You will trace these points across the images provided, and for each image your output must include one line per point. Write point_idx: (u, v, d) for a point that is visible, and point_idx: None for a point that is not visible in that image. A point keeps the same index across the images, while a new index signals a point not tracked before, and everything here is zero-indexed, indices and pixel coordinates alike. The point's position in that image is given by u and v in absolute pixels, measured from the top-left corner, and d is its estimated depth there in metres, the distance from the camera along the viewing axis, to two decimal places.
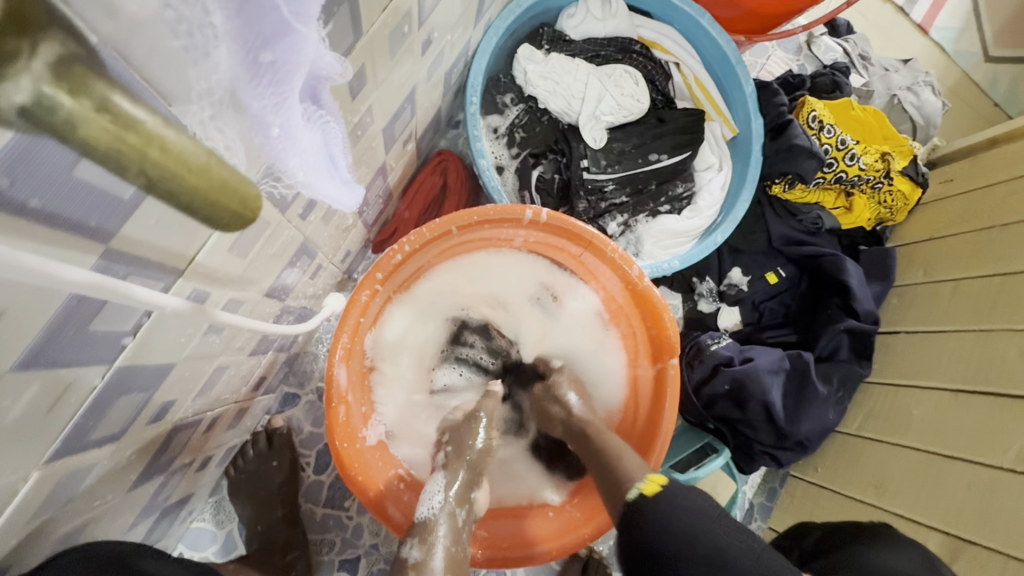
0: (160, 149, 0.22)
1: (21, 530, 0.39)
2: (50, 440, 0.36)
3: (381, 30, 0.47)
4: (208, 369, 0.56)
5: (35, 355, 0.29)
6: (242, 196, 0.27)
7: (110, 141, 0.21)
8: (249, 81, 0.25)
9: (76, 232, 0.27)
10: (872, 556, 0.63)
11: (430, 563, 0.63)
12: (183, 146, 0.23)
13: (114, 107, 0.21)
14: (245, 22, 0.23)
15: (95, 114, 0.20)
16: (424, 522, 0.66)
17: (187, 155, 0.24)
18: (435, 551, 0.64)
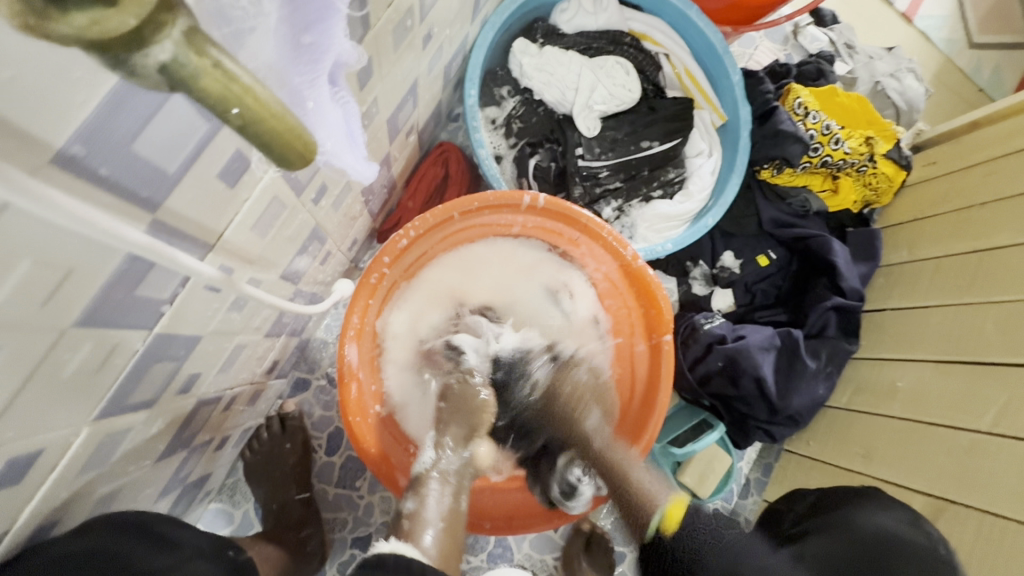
0: (254, 99, 0.24)
1: (70, 483, 0.43)
2: (98, 396, 0.39)
3: (387, 24, 0.51)
4: (229, 346, 0.60)
5: (93, 312, 0.33)
6: (308, 144, 0.28)
7: (220, 89, 0.23)
8: (293, 63, 0.29)
9: (132, 200, 0.30)
10: (861, 514, 0.65)
11: (424, 513, 0.68)
12: (268, 99, 0.25)
13: (224, 66, 0.23)
14: (293, 10, 0.28)
15: (210, 67, 0.22)
16: (417, 476, 0.72)
17: (270, 102, 0.25)
18: (427, 503, 0.69)
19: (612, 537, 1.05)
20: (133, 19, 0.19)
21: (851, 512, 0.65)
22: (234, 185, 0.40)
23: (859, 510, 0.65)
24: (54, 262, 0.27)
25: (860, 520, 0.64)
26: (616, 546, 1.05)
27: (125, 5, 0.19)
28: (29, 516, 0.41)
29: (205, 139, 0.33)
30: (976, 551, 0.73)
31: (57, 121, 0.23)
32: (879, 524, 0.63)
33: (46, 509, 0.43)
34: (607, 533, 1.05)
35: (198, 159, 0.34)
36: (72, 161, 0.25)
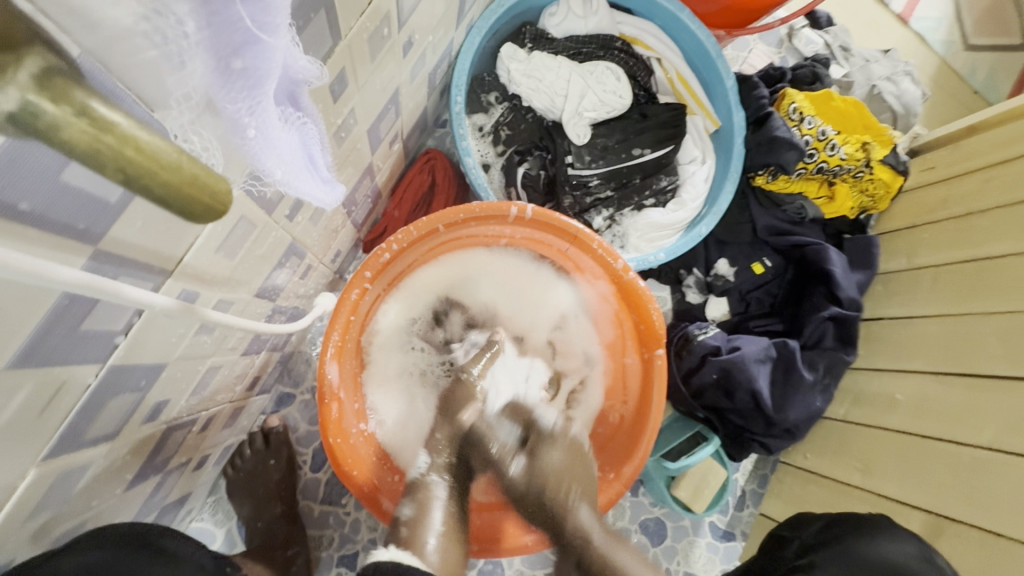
0: (136, 150, 0.23)
1: (20, 524, 0.40)
2: (47, 435, 0.37)
3: (360, 33, 0.48)
4: (201, 368, 0.58)
5: (32, 351, 0.30)
6: (217, 195, 0.27)
7: (89, 145, 0.22)
8: (223, 87, 0.26)
9: (67, 233, 0.28)
10: (866, 545, 0.66)
11: (426, 519, 0.69)
12: (157, 145, 0.24)
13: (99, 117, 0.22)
14: (215, 34, 0.24)
15: (74, 117, 0.21)
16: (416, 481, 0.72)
17: (158, 154, 0.24)
18: (430, 507, 0.70)
19: None
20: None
21: (857, 541, 0.67)
22: None
23: (871, 537, 0.66)
24: None
25: (869, 552, 0.65)
26: None
27: None
28: None
29: None
30: None
31: None
32: (886, 554, 0.65)
33: None
34: None
35: None
36: None
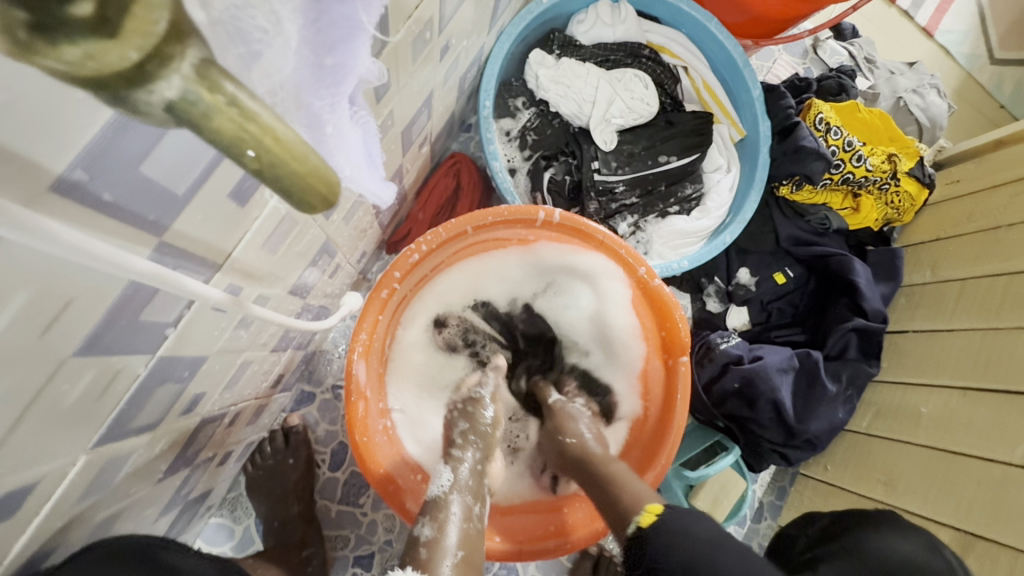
0: (272, 139, 0.22)
1: (64, 513, 0.41)
2: (97, 425, 0.37)
3: (407, 36, 0.49)
4: (235, 363, 0.58)
5: (94, 340, 0.31)
6: (328, 183, 0.26)
7: (233, 131, 0.21)
8: (315, 85, 0.28)
9: (140, 224, 0.29)
10: (876, 540, 0.61)
11: (443, 541, 0.62)
12: (287, 133, 0.23)
13: (240, 104, 0.21)
14: (317, 31, 0.26)
15: (224, 106, 0.21)
16: (435, 499, 0.66)
17: (291, 143, 0.23)
18: (447, 529, 0.63)
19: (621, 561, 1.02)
20: (134, 51, 0.18)
21: (866, 536, 0.62)
22: (243, 205, 0.38)
23: (875, 534, 0.62)
24: (53, 293, 0.25)
25: (874, 547, 0.60)
26: None
27: (126, 37, 0.18)
28: (22, 548, 0.39)
29: (216, 160, 0.31)
30: None
31: (57, 147, 0.21)
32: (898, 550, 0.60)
33: (42, 540, 0.41)
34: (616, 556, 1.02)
35: (208, 180, 0.32)
36: (74, 188, 0.23)
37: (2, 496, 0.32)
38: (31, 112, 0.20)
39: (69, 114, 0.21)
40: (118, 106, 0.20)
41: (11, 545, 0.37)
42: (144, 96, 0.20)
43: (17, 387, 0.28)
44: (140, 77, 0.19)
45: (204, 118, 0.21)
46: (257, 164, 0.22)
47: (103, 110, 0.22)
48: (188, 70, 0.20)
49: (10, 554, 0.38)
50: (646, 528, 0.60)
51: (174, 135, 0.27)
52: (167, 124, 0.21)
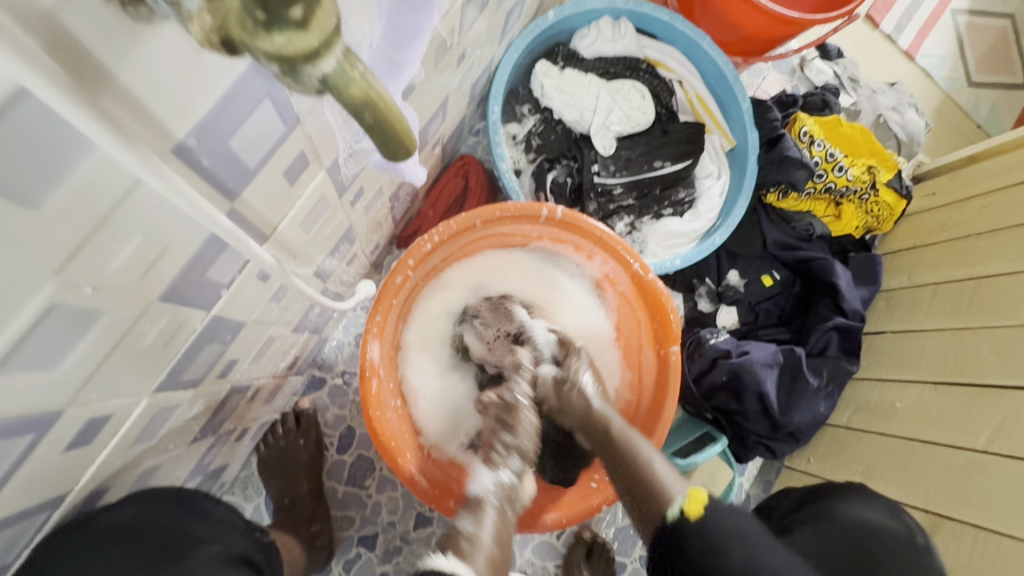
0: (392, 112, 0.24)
1: (122, 453, 0.46)
2: (158, 371, 0.43)
3: (433, 44, 0.55)
4: (264, 336, 0.64)
5: (173, 288, 0.37)
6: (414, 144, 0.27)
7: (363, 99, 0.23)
8: (384, 73, 0.34)
9: (219, 189, 0.34)
10: (843, 507, 0.70)
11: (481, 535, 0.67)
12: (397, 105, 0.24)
13: (369, 79, 0.23)
14: (394, 30, 0.33)
15: (357, 77, 0.23)
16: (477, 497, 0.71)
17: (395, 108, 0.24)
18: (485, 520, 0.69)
19: (613, 547, 1.07)
20: (316, 39, 0.21)
21: (834, 503, 0.71)
22: (293, 182, 0.44)
23: (843, 501, 0.70)
24: (156, 239, 0.31)
25: (844, 512, 0.69)
26: (617, 556, 1.07)
27: (313, 27, 0.20)
28: (87, 480, 0.44)
29: (281, 139, 0.37)
30: (974, 565, 0.76)
31: (181, 116, 0.27)
32: (863, 516, 0.69)
33: (101, 476, 0.46)
34: (609, 542, 1.07)
35: (272, 156, 0.38)
36: (185, 152, 0.29)
37: (85, 423, 0.37)
38: (173, 85, 0.25)
39: (194, 91, 0.27)
40: (282, 74, 0.22)
41: (81, 474, 0.42)
42: (308, 69, 0.21)
43: (116, 319, 0.33)
44: (305, 55, 0.21)
45: (343, 88, 0.22)
46: (373, 127, 0.24)
47: (215, 87, 0.28)
48: (341, 50, 0.22)
49: (79, 482, 0.43)
50: (691, 517, 0.66)
51: (256, 115, 0.33)
52: (313, 91, 0.23)
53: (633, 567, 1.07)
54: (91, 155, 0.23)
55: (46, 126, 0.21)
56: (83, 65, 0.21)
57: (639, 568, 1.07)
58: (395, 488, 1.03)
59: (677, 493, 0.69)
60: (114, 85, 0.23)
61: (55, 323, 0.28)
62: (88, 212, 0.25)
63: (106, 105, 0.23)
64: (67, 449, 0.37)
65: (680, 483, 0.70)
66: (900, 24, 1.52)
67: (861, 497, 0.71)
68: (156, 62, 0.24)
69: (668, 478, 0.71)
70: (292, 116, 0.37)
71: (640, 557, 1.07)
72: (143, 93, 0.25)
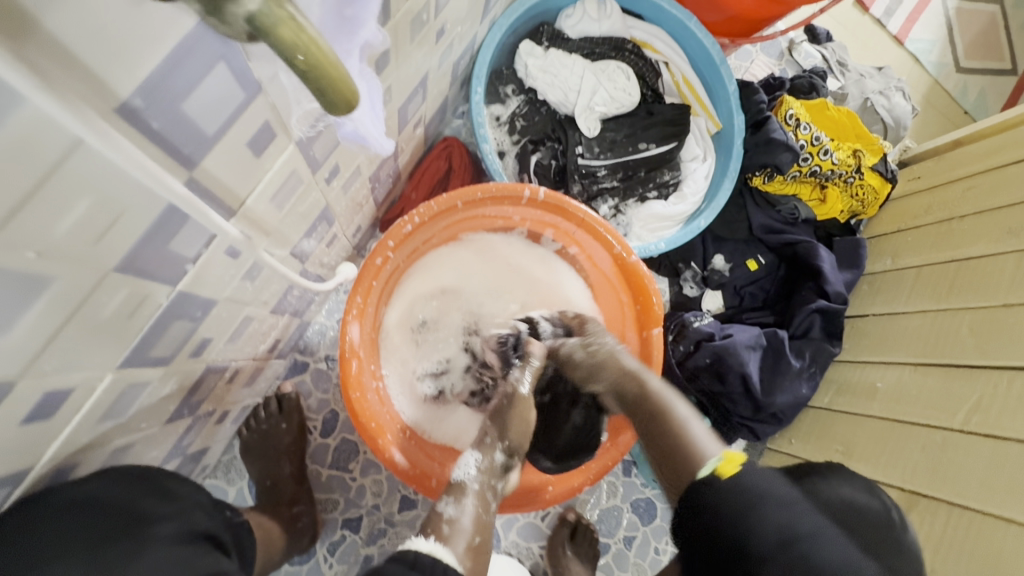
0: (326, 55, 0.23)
1: (89, 429, 0.46)
2: (123, 345, 0.42)
3: (406, 15, 0.54)
4: (239, 315, 0.63)
5: (131, 259, 0.36)
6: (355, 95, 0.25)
7: (292, 40, 0.21)
8: (336, 33, 0.33)
9: (175, 156, 0.33)
10: None
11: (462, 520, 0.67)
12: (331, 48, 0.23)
13: (299, 19, 0.22)
14: None
15: (287, 17, 0.21)
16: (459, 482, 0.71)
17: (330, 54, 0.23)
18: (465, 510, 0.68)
19: (597, 528, 1.08)
20: None
21: None
22: (259, 154, 0.43)
23: None
24: (105, 205, 0.30)
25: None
26: (600, 537, 1.08)
27: None
28: (51, 456, 0.43)
29: (242, 106, 0.36)
30: (949, 541, 0.77)
31: (122, 73, 0.26)
32: None
33: (66, 453, 0.45)
34: (592, 523, 1.08)
35: (233, 125, 0.37)
36: (132, 113, 0.28)
37: (44, 395, 0.37)
38: (110, 37, 0.25)
39: (131, 48, 0.26)
40: (208, 14, 0.21)
41: (45, 448, 0.42)
42: (233, 8, 0.21)
43: (68, 289, 0.32)
44: None
45: (271, 29, 0.21)
46: (307, 70, 0.22)
47: (161, 45, 0.27)
48: None
49: (43, 457, 0.42)
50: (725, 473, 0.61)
51: (211, 78, 0.32)
52: (243, 35, 0.22)
53: (617, 548, 1.08)
54: (21, 110, 0.23)
55: None
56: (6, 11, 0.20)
57: (622, 549, 1.08)
58: (380, 471, 1.03)
59: (710, 455, 0.65)
60: (44, 37, 0.22)
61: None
62: (21, 174, 0.25)
63: (37, 57, 0.22)
64: (25, 422, 0.37)
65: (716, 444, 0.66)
66: (890, 8, 1.52)
67: (849, 477, 0.68)
68: (89, 10, 0.23)
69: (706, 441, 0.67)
70: (251, 81, 0.36)
71: (623, 538, 1.09)
72: (73, 47, 0.24)
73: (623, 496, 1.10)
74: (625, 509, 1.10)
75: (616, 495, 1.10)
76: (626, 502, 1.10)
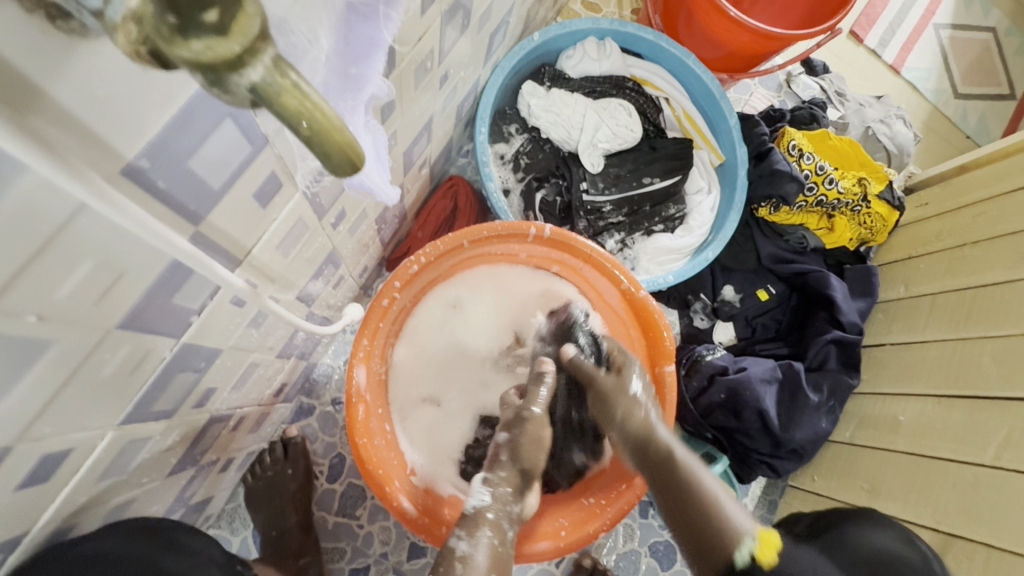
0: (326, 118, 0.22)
1: (87, 490, 0.44)
2: (123, 402, 0.41)
3: (410, 64, 0.55)
4: (244, 363, 0.62)
5: (133, 316, 0.35)
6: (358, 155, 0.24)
7: (296, 106, 0.21)
8: (341, 91, 0.33)
9: (181, 212, 0.33)
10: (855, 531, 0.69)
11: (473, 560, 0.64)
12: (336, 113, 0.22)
13: (304, 87, 0.21)
14: (348, 46, 0.32)
15: (290, 86, 0.21)
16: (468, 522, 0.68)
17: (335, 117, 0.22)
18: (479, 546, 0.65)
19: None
20: (238, 47, 0.19)
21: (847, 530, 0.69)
22: (265, 206, 0.43)
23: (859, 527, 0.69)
24: (106, 267, 0.30)
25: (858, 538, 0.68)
26: None
27: (234, 35, 0.19)
28: (48, 517, 0.42)
29: (248, 160, 0.36)
30: None
31: (127, 137, 0.26)
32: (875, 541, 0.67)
33: (64, 514, 0.44)
34: (610, 570, 1.03)
35: (240, 179, 0.37)
36: (137, 174, 0.28)
37: (42, 458, 0.36)
38: (114, 104, 0.25)
39: (138, 112, 0.26)
40: (212, 85, 0.21)
41: (41, 510, 0.40)
42: (235, 78, 0.20)
43: (67, 350, 0.32)
44: (237, 64, 0.20)
45: (275, 97, 0.21)
46: (311, 137, 0.21)
47: (165, 108, 0.27)
48: (271, 58, 0.21)
49: (39, 521, 0.41)
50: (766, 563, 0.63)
51: (216, 136, 0.32)
52: (247, 103, 0.22)
53: None
54: (24, 179, 0.23)
55: None
56: (8, 84, 0.20)
57: None
58: (387, 517, 0.99)
59: (746, 533, 0.65)
60: (48, 107, 0.22)
61: None
62: (21, 241, 0.24)
63: (41, 126, 0.22)
64: (20, 486, 0.35)
65: (751, 522, 0.66)
66: (884, 39, 1.55)
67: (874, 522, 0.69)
68: (93, 81, 0.23)
69: (739, 515, 0.67)
70: (258, 136, 0.36)
71: None
72: (77, 113, 0.24)
73: (640, 539, 1.06)
74: (644, 554, 1.05)
75: (633, 538, 1.06)
76: (644, 546, 1.06)
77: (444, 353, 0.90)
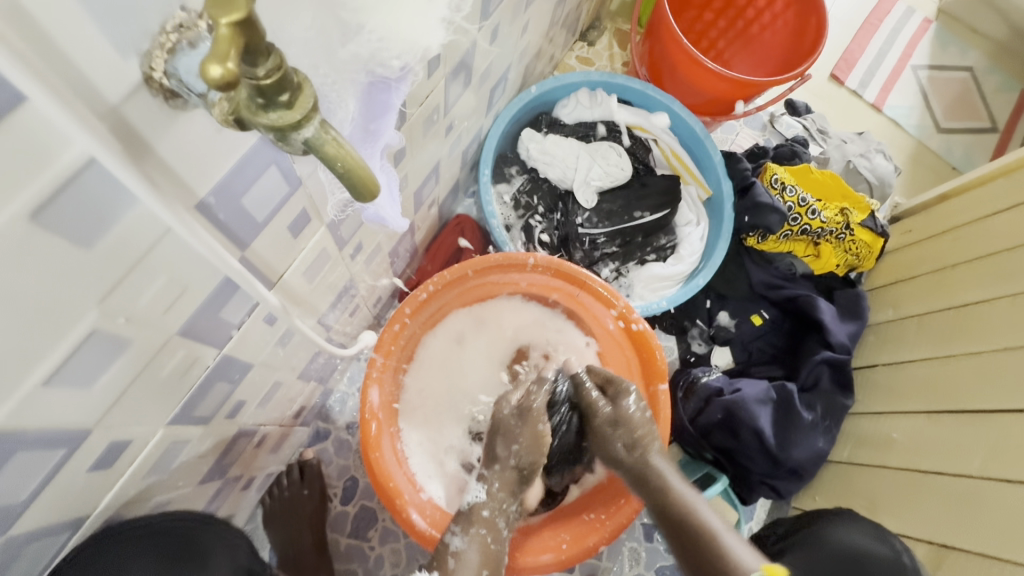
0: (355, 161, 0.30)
1: (135, 484, 0.51)
2: (174, 403, 0.48)
3: (419, 118, 0.65)
4: (270, 380, 0.69)
5: (190, 325, 0.43)
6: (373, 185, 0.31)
7: (334, 152, 0.29)
8: (361, 142, 0.42)
9: (232, 239, 0.41)
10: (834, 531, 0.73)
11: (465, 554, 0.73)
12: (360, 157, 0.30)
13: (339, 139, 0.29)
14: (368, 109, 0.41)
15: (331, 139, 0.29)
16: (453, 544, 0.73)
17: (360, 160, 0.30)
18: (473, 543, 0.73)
19: None
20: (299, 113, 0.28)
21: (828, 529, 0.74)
22: (297, 236, 0.51)
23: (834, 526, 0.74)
24: (177, 281, 0.38)
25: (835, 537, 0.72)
26: None
27: (297, 105, 0.28)
28: (105, 505, 0.48)
29: (286, 198, 0.45)
30: None
31: (203, 179, 0.35)
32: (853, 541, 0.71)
33: (116, 504, 0.50)
34: None
35: (278, 214, 0.45)
36: (206, 208, 0.37)
37: (111, 444, 0.42)
38: (197, 155, 0.33)
39: (213, 161, 0.34)
40: (276, 140, 0.29)
41: (102, 496, 0.47)
42: (294, 135, 0.28)
43: (142, 349, 0.39)
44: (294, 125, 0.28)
45: (321, 148, 0.29)
46: (345, 173, 0.30)
47: (229, 157, 0.36)
48: (318, 120, 0.29)
49: (98, 506, 0.47)
50: None
51: (264, 178, 0.40)
52: (299, 151, 0.30)
53: None
54: (135, 209, 0.31)
55: (103, 187, 0.28)
56: (133, 141, 0.29)
57: None
58: (398, 540, 1.03)
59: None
60: (156, 158, 0.31)
61: (94, 347, 0.35)
62: (126, 255, 0.32)
63: (149, 171, 0.31)
64: (92, 469, 0.42)
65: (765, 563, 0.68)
66: (865, 80, 1.65)
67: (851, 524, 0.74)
68: (186, 138, 0.32)
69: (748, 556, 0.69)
70: (294, 178, 0.44)
71: None
72: (173, 162, 0.32)
73: (646, 563, 1.08)
74: None
75: (639, 562, 1.08)
76: (651, 570, 1.08)
77: (453, 379, 0.96)
